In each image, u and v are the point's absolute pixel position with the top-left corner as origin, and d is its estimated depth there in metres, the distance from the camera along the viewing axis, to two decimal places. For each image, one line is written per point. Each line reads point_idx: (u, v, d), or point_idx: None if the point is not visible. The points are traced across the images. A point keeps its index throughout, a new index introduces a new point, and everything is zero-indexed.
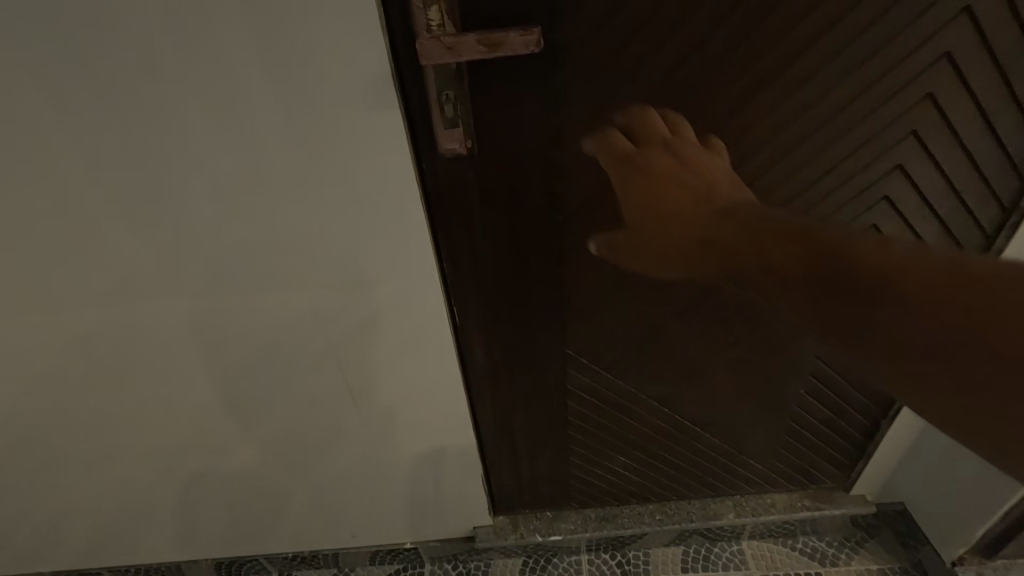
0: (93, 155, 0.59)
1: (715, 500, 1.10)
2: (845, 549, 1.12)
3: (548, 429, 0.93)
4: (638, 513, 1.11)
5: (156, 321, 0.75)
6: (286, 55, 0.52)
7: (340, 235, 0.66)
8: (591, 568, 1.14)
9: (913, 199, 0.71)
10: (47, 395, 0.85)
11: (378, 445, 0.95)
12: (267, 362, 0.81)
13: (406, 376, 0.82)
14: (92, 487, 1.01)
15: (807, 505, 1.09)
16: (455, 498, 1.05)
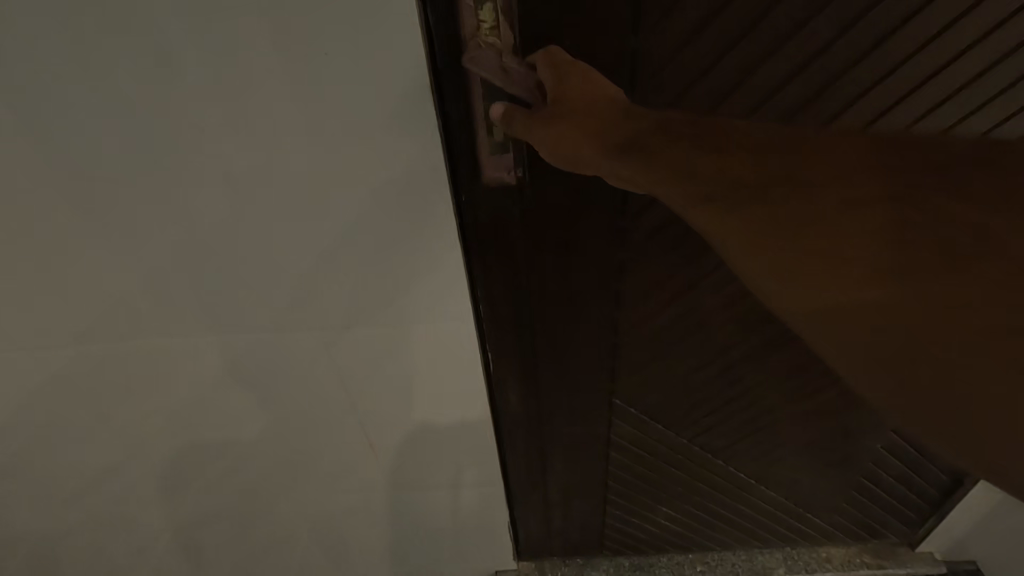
0: (64, 207, 0.48)
1: (763, 554, 1.01)
2: None
3: (586, 480, 0.84)
4: (677, 563, 1.02)
5: (146, 368, 0.65)
6: (297, 81, 0.41)
7: (364, 282, 0.55)
8: None
9: None
10: (31, 455, 0.76)
11: (397, 494, 0.86)
12: (282, 416, 0.73)
13: (435, 433, 0.74)
14: (82, 544, 0.93)
15: (866, 563, 1.00)
16: (479, 550, 0.97)
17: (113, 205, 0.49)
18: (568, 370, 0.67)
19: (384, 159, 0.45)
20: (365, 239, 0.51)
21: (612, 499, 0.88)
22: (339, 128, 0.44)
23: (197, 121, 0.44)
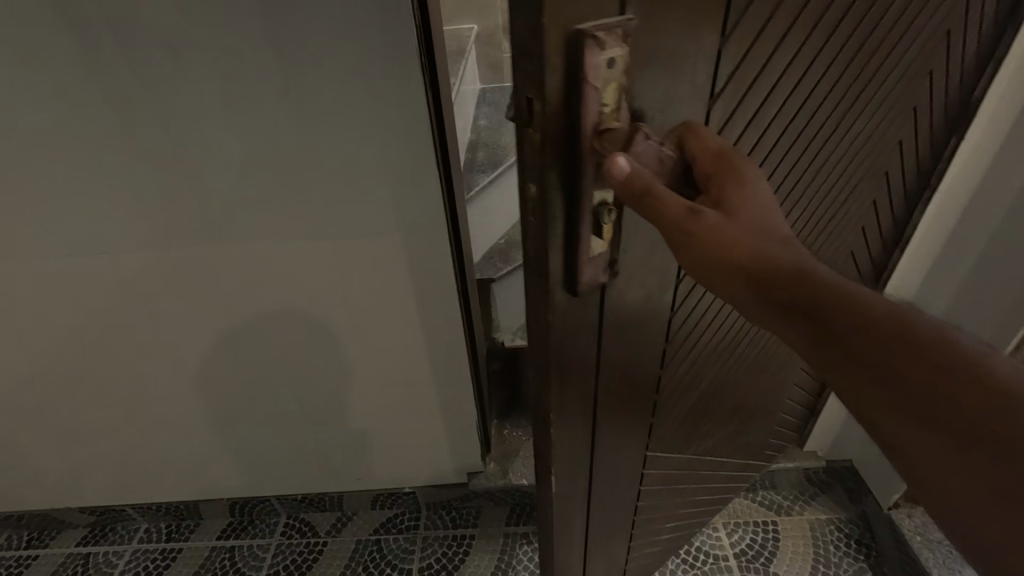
0: (175, 111, 0.79)
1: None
2: (798, 501, 1.27)
3: (615, 528, 0.88)
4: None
5: (220, 252, 0.93)
6: (324, 38, 0.72)
7: (379, 174, 0.85)
8: None
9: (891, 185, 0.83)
10: (105, 316, 1.02)
11: (392, 377, 1.11)
12: (296, 293, 0.99)
13: (410, 308, 1.02)
14: (127, 413, 1.16)
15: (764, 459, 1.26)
16: (451, 438, 1.21)
17: (233, 130, 0.80)
18: (613, 437, 0.70)
19: (397, 92, 0.77)
20: (385, 148, 0.82)
21: (634, 533, 0.95)
22: (346, 62, 0.74)
23: (283, 69, 0.75)
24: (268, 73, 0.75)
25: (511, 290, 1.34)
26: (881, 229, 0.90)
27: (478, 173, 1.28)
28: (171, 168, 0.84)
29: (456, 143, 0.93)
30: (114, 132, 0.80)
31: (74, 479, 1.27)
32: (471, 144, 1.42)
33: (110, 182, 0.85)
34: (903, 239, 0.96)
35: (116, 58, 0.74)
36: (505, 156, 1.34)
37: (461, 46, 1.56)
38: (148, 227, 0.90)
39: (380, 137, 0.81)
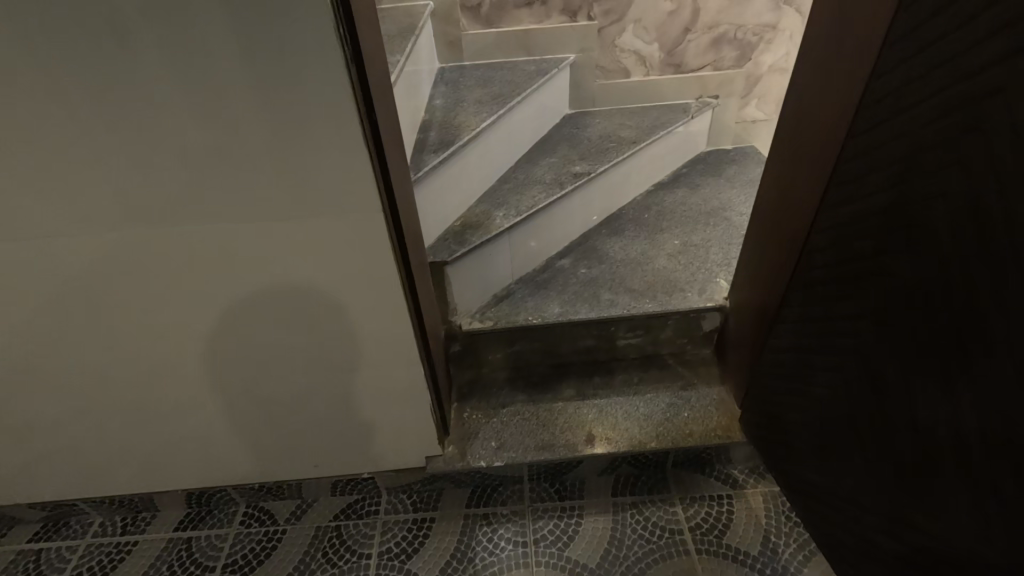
0: (79, 95, 0.73)
1: (625, 417, 1.31)
2: (752, 477, 1.31)
3: (890, 531, 0.85)
4: (571, 415, 1.32)
5: (147, 242, 0.88)
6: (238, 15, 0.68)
7: (318, 163, 0.82)
8: (531, 494, 1.30)
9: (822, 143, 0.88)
10: (31, 312, 0.98)
11: (342, 367, 1.09)
12: (231, 284, 0.95)
13: (353, 296, 0.98)
14: (66, 411, 1.13)
15: (719, 435, 1.26)
16: (406, 429, 1.19)
17: (148, 113, 0.76)
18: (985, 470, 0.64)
19: (330, 78, 0.74)
20: (317, 133, 0.78)
21: (849, 522, 0.95)
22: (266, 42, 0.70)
23: (199, 47, 0.70)
24: (181, 52, 0.70)
25: (470, 273, 1.30)
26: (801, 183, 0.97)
27: (428, 153, 1.24)
28: (84, 155, 0.79)
29: (387, 120, 0.91)
30: (15, 117, 0.75)
31: (19, 480, 1.23)
32: (424, 125, 1.38)
33: (20, 171, 0.81)
34: (781, 179, 1.06)
35: (10, 37, 0.69)
36: (457, 135, 1.31)
37: (413, 24, 1.51)
38: (65, 218, 0.86)
39: (316, 123, 0.78)
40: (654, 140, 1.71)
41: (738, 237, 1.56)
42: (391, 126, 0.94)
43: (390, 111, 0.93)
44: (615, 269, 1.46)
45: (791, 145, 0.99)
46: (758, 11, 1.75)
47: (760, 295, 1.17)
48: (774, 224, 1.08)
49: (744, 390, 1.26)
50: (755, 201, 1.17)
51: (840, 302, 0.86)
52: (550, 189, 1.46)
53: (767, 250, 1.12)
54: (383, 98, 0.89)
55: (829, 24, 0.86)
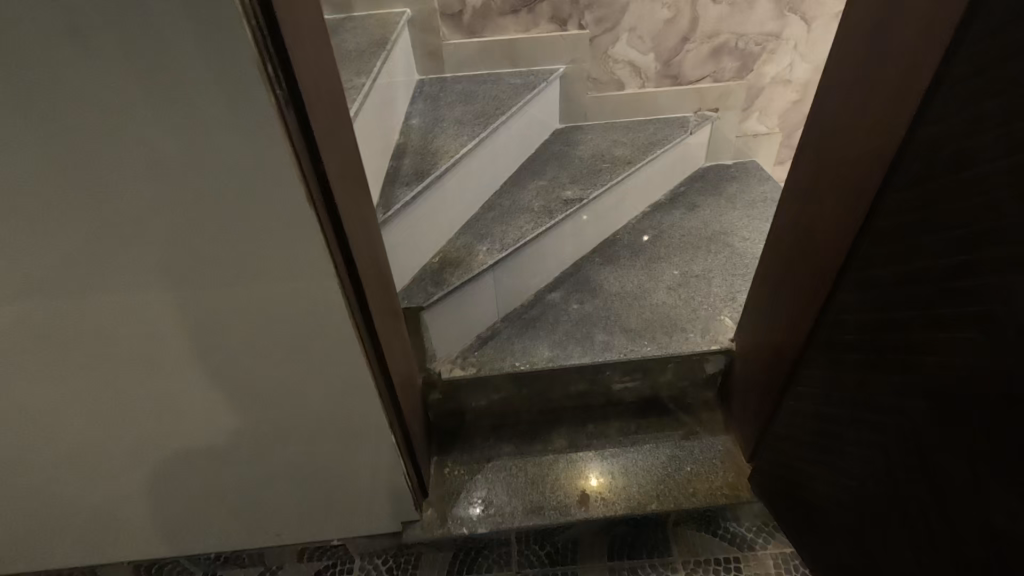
0: None
1: (622, 473, 1.20)
2: (761, 535, 1.19)
3: None
4: (563, 472, 1.21)
5: (56, 319, 0.73)
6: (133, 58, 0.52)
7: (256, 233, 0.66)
8: (520, 558, 1.18)
9: (847, 188, 0.77)
10: None
11: (305, 438, 0.95)
12: (161, 362, 0.80)
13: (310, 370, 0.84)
14: None
15: (726, 494, 1.15)
16: (377, 495, 1.07)
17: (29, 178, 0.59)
18: None
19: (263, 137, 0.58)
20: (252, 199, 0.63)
21: None
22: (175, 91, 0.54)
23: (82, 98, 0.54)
24: (66, 105, 0.54)
25: (450, 316, 1.17)
26: (819, 227, 0.86)
27: (402, 187, 1.10)
28: None
29: (347, 164, 0.75)
30: None
31: None
32: (398, 149, 1.23)
33: None
34: (793, 218, 0.94)
35: None
36: (434, 162, 1.17)
37: (387, 34, 1.36)
38: None
39: (248, 187, 0.62)
40: (650, 160, 1.59)
41: (742, 266, 1.44)
42: (352, 168, 0.78)
43: (350, 151, 0.77)
44: (610, 305, 1.34)
45: (814, 186, 0.86)
46: (762, 18, 1.63)
47: (770, 342, 1.06)
48: (792, 272, 0.96)
49: (755, 444, 1.14)
50: (771, 241, 1.04)
51: (879, 374, 0.74)
52: (539, 218, 1.33)
53: (778, 295, 1.01)
54: (340, 137, 0.72)
55: (861, 50, 0.73)
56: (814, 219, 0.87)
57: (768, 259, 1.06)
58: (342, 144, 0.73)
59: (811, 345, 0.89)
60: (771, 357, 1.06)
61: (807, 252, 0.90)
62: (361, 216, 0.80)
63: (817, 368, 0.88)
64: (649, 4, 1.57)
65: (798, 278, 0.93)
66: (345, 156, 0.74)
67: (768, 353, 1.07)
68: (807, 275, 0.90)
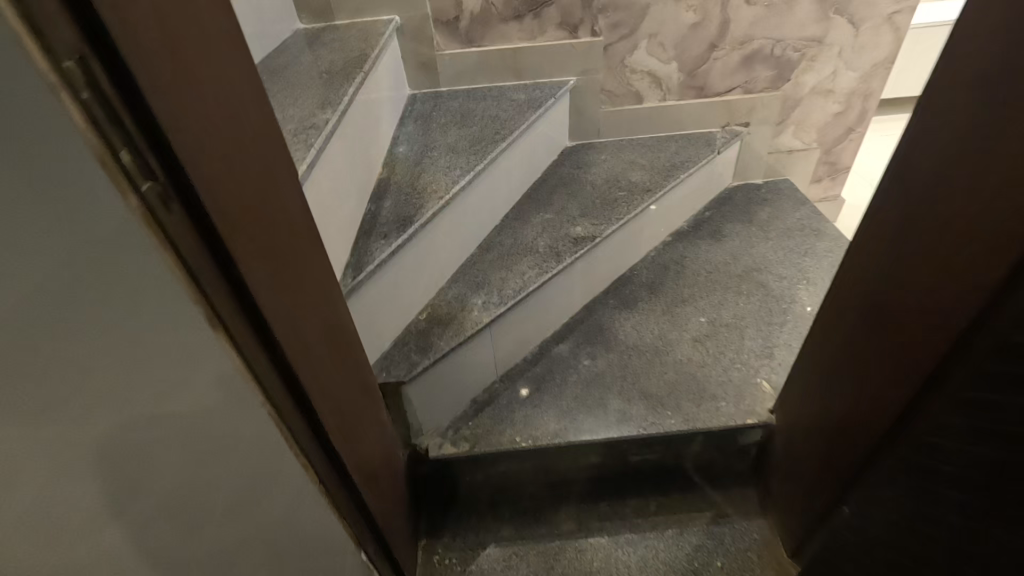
0: None
1: (642, 569, 1.02)
2: None
3: None
4: (571, 566, 1.03)
5: None
6: None
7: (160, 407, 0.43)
8: None
9: (957, 269, 0.57)
10: None
11: None
12: None
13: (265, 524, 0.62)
14: None
15: None
16: None
17: None
18: None
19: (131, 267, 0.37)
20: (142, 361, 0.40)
21: None
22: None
23: None
24: None
25: (438, 385, 1.00)
26: (903, 306, 0.66)
27: (375, 239, 0.90)
28: None
29: (291, 251, 0.56)
30: None
31: None
32: (379, 184, 1.05)
33: None
34: (862, 284, 0.75)
35: None
36: (421, 202, 0.98)
37: (368, 42, 1.16)
38: None
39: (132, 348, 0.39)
40: (672, 187, 1.39)
41: (779, 313, 1.25)
42: (300, 253, 0.58)
43: (298, 231, 0.58)
44: (626, 362, 1.16)
45: (904, 262, 0.66)
46: (803, 21, 1.42)
47: (823, 425, 0.88)
48: (865, 361, 0.75)
49: (798, 541, 0.96)
50: (835, 315, 0.83)
51: (983, 514, 0.54)
52: (545, 261, 1.14)
53: (839, 372, 0.82)
54: (278, 217, 0.53)
55: (997, 87, 0.52)
56: (897, 295, 0.68)
57: (824, 324, 0.87)
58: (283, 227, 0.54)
59: (889, 450, 0.71)
60: (823, 442, 0.87)
61: (883, 332, 0.71)
62: (311, 312, 0.61)
63: (894, 478, 0.70)
64: (672, 6, 1.37)
65: (869, 361, 0.74)
66: (285, 241, 0.55)
67: (820, 436, 0.88)
68: (882, 360, 0.71)
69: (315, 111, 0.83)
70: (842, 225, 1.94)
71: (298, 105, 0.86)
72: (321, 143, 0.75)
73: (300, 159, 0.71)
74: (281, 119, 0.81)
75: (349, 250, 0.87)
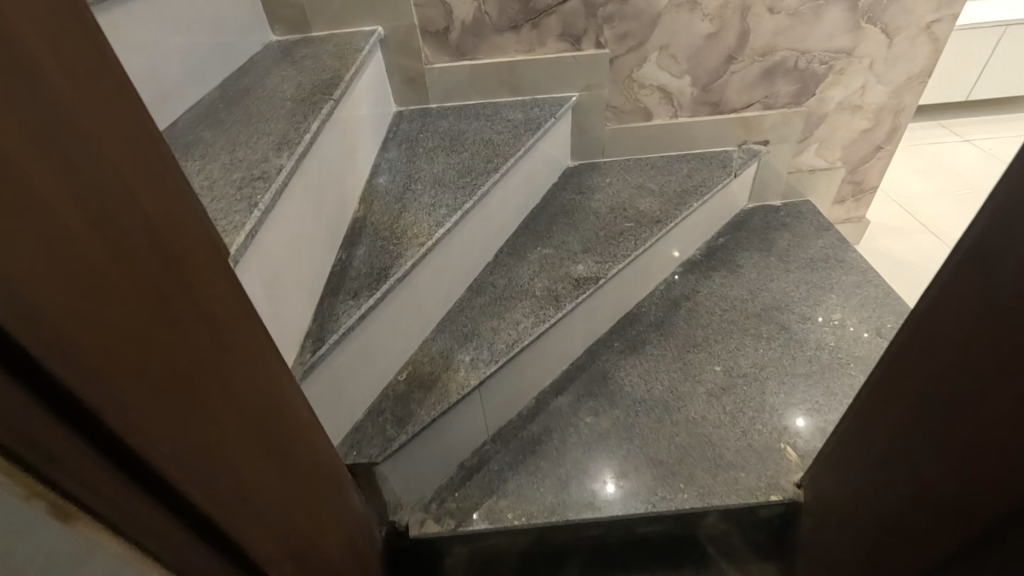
0: None
1: None
2: None
3: None
4: None
5: None
6: None
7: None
8: None
9: None
10: None
11: None
12: None
13: None
14: None
15: None
16: None
17: None
18: None
19: None
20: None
21: None
22: None
23: None
24: None
25: (418, 457, 0.88)
26: (979, 410, 0.54)
27: (345, 298, 0.77)
28: None
29: (211, 360, 0.44)
30: None
31: None
32: (354, 225, 0.92)
33: None
34: (924, 367, 0.62)
35: None
36: (400, 250, 0.85)
37: (345, 57, 1.03)
38: None
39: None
40: (685, 216, 1.26)
41: (802, 362, 1.13)
42: (226, 356, 0.46)
43: (221, 331, 0.46)
44: (632, 421, 1.03)
45: (983, 355, 0.53)
46: (831, 31, 1.28)
47: (862, 517, 0.75)
48: (920, 461, 0.63)
49: None
50: (881, 395, 0.71)
51: None
52: (543, 308, 1.02)
53: (887, 461, 0.70)
54: (189, 324, 0.41)
55: None
56: (971, 394, 0.55)
57: (868, 399, 0.74)
58: (197, 334, 0.42)
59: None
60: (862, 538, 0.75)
61: (949, 432, 0.58)
62: (247, 425, 0.49)
63: None
64: (686, 15, 1.23)
65: (927, 461, 0.62)
66: (202, 351, 0.43)
67: (858, 529, 0.76)
68: (947, 466, 0.58)
69: (270, 152, 0.70)
70: (866, 247, 1.80)
71: (251, 143, 0.72)
72: (273, 198, 0.62)
73: (242, 222, 0.58)
74: (229, 163, 0.68)
75: (312, 314, 0.74)
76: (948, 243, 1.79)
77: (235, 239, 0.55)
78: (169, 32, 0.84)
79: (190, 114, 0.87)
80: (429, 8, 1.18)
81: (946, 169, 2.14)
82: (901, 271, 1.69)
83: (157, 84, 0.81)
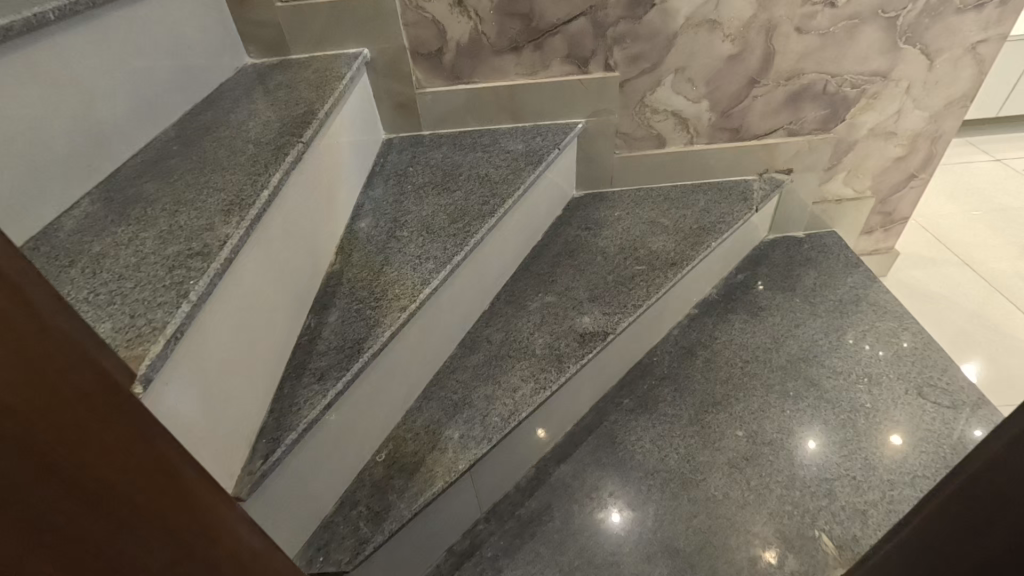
0: None
1: None
2: None
3: None
4: None
5: None
6: None
7: None
8: None
9: None
10: None
11: None
12: None
13: None
14: None
15: None
16: None
17: None
18: None
19: None
20: None
21: None
22: None
23: None
24: None
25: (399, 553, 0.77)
26: None
27: (308, 381, 0.65)
28: None
29: (106, 547, 0.35)
30: None
31: None
32: (328, 283, 0.80)
33: None
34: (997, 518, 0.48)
35: None
36: (378, 317, 0.74)
37: (323, 86, 0.91)
38: None
39: None
40: (702, 257, 1.14)
41: (835, 427, 1.00)
42: (136, 533, 0.38)
43: (132, 502, 0.37)
44: (643, 498, 0.92)
45: None
46: (866, 52, 1.16)
47: None
48: None
49: None
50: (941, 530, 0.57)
51: None
52: (543, 370, 0.90)
53: None
54: (56, 511, 0.32)
55: None
56: None
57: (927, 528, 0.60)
58: (85, 521, 0.34)
59: None
60: None
61: None
62: None
63: None
64: (705, 35, 1.11)
65: None
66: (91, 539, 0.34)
67: None
68: None
69: (217, 218, 0.58)
70: (894, 279, 1.68)
71: (198, 204, 0.61)
72: (210, 283, 0.51)
73: (166, 323, 0.46)
74: (167, 232, 0.57)
75: (269, 406, 0.63)
76: (983, 274, 1.66)
77: (149, 348, 0.43)
78: (117, 62, 0.72)
79: (141, 158, 0.76)
80: (420, 28, 1.06)
81: (977, 190, 2.01)
82: (934, 307, 1.56)
83: (98, 125, 0.69)
